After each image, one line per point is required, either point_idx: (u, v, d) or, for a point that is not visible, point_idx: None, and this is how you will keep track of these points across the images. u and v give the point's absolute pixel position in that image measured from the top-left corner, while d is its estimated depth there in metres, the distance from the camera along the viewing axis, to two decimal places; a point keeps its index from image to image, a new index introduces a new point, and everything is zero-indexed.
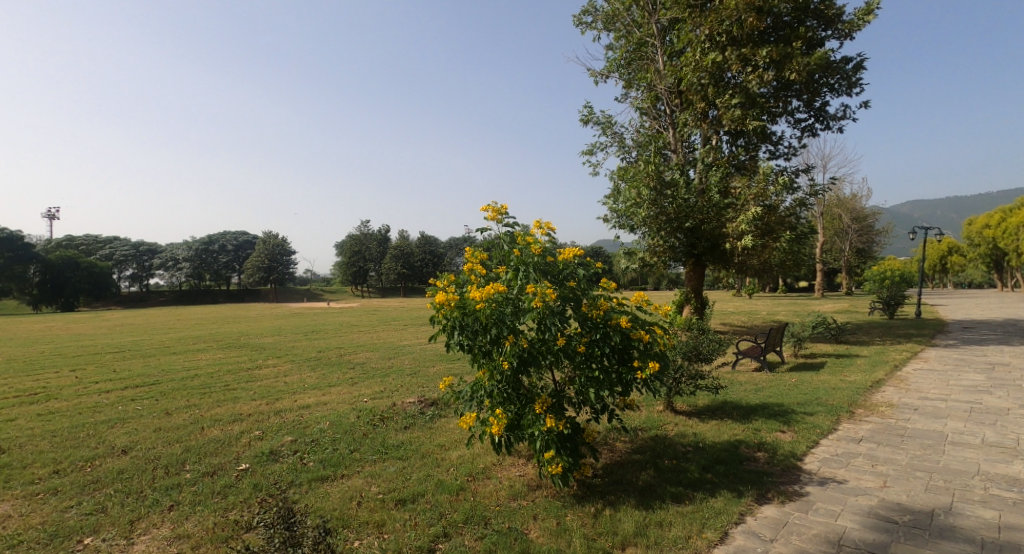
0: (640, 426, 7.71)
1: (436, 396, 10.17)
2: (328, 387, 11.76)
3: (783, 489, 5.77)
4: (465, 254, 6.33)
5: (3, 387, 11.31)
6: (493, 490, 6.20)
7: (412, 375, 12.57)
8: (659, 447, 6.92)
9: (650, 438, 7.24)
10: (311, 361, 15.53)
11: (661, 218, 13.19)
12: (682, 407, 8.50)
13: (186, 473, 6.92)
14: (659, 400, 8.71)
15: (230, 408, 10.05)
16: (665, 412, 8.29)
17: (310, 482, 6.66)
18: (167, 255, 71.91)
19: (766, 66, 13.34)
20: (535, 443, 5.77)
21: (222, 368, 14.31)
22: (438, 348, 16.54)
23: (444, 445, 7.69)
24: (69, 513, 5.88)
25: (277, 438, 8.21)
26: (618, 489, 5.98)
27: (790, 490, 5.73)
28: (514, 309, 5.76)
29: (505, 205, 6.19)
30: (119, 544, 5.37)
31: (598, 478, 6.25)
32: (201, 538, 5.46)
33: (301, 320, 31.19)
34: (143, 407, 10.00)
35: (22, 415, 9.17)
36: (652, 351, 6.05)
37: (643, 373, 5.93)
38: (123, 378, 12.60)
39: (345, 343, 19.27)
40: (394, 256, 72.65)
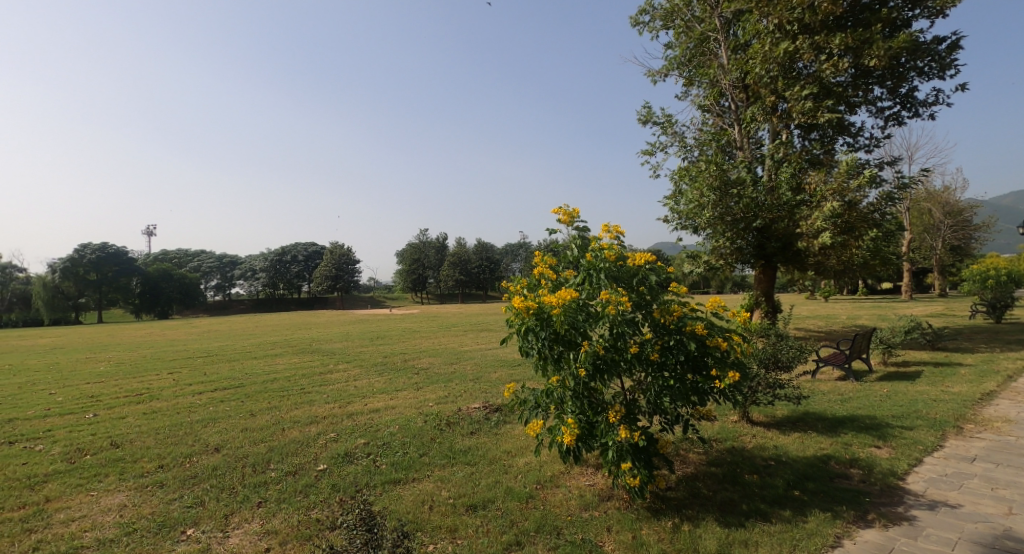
0: (715, 436, 7.39)
1: (501, 402, 10.21)
2: (396, 392, 12.05)
3: (886, 511, 5.33)
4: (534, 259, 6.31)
5: (111, 388, 12.35)
6: (563, 499, 6.10)
7: (475, 380, 12.66)
8: (737, 460, 6.59)
9: (727, 450, 6.90)
10: (377, 366, 15.98)
11: (727, 219, 12.60)
12: (758, 417, 8.08)
13: (270, 471, 7.26)
14: (733, 409, 8.34)
15: (307, 411, 10.50)
16: (740, 422, 7.91)
17: (383, 484, 6.82)
18: (248, 267, 77.67)
19: (842, 54, 12.54)
20: (607, 453, 5.64)
21: (298, 372, 14.99)
22: (500, 353, 16.62)
23: (510, 451, 7.67)
24: (173, 505, 6.29)
25: (351, 440, 8.48)
26: (695, 503, 5.75)
27: (895, 513, 5.30)
28: (585, 315, 5.67)
29: (577, 209, 6.20)
30: (216, 537, 5.68)
31: (673, 490, 6.02)
32: (288, 534, 5.70)
33: (366, 326, 32.23)
34: (231, 408, 10.63)
35: (129, 413, 9.96)
36: (729, 360, 5.77)
37: (721, 383, 5.65)
38: (212, 380, 13.45)
39: (410, 349, 19.73)
40: (458, 262, 73.89)
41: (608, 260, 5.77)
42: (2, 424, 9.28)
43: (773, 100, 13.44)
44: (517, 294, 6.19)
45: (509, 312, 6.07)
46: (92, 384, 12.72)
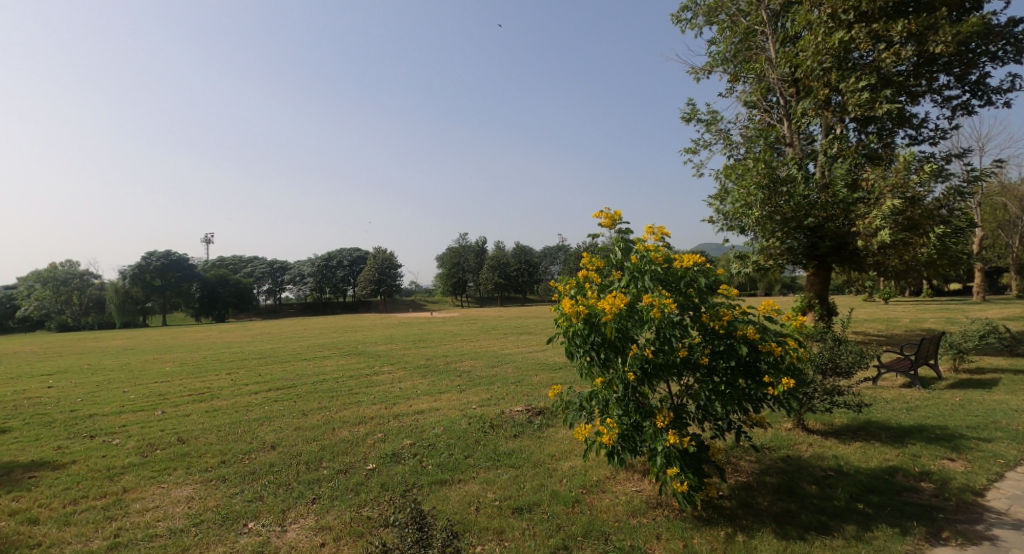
0: (768, 444, 7.20)
1: (544, 405, 10.22)
2: (440, 394, 12.23)
3: (964, 529, 5.09)
4: (578, 261, 6.32)
5: (176, 387, 13.03)
6: (610, 504, 6.07)
7: (518, 383, 12.72)
8: (793, 470, 6.41)
9: (781, 459, 6.71)
10: (421, 368, 16.22)
11: (776, 218, 12.14)
12: (814, 425, 7.81)
13: (323, 469, 7.51)
14: (788, 416, 8.09)
15: (355, 411, 10.78)
16: (795, 430, 7.67)
17: (430, 485, 6.95)
18: (297, 272, 80.29)
19: (904, 42, 12.00)
20: (655, 458, 5.58)
21: (346, 373, 15.41)
22: (542, 357, 16.63)
23: (554, 454, 7.67)
24: (235, 499, 6.59)
25: (398, 441, 8.66)
26: (749, 514, 5.63)
27: (973, 532, 5.06)
28: (632, 319, 5.63)
29: (619, 211, 6.22)
30: (275, 530, 5.93)
31: (725, 499, 5.90)
32: (341, 530, 5.89)
33: (409, 329, 32.73)
34: (284, 408, 11.02)
35: (192, 411, 10.48)
36: (783, 366, 5.61)
37: (775, 389, 5.51)
38: (266, 381, 13.98)
39: (452, 351, 19.99)
40: (500, 266, 74.26)
41: (655, 261, 5.71)
42: (81, 419, 9.93)
43: (826, 93, 12.96)
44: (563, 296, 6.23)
45: (556, 314, 6.12)
46: (158, 383, 13.45)
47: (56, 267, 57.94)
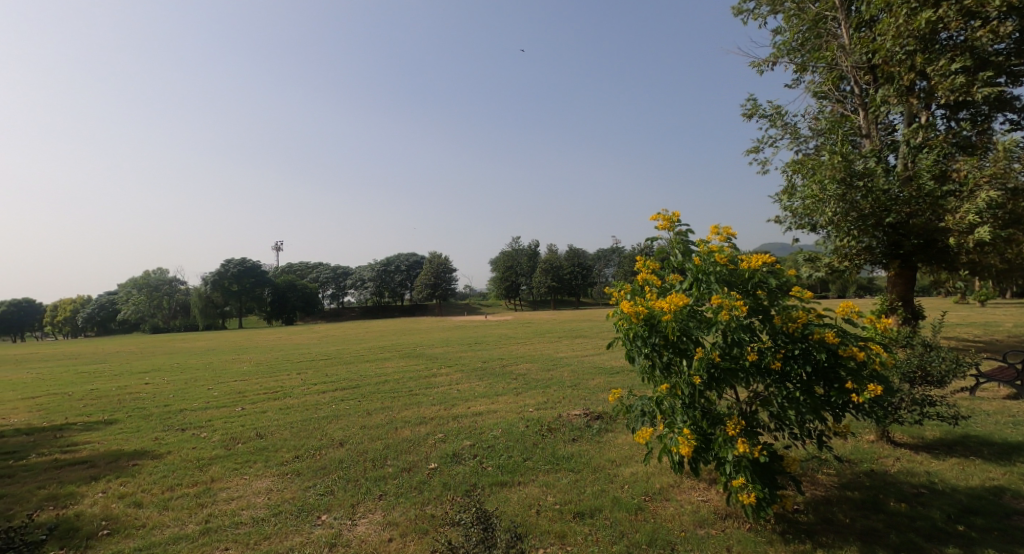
0: (850, 456, 6.86)
1: (602, 409, 10.14)
2: (497, 397, 12.37)
3: None
4: (637, 263, 6.29)
5: (252, 385, 13.81)
6: (675, 513, 5.98)
7: (574, 387, 12.68)
8: (879, 485, 6.11)
9: (864, 473, 6.40)
10: (477, 370, 16.45)
11: (852, 215, 11.18)
12: (901, 437, 7.40)
13: (388, 467, 7.77)
14: (871, 427, 7.71)
15: (416, 411, 11.08)
16: (879, 442, 7.30)
17: (490, 486, 7.06)
18: (358, 277, 83.25)
19: (1003, 17, 10.98)
20: (724, 466, 5.43)
21: (405, 375, 15.85)
22: (598, 360, 16.52)
23: (614, 460, 7.59)
24: (309, 492, 6.94)
25: (458, 442, 8.84)
26: (830, 530, 5.42)
27: None
28: (697, 322, 5.54)
29: (677, 212, 6.19)
30: (346, 524, 6.19)
31: (802, 514, 5.68)
32: (407, 526, 6.08)
33: (465, 332, 33.19)
34: (350, 407, 11.47)
35: (268, 408, 11.08)
36: (866, 372, 5.33)
37: (858, 397, 5.23)
38: (332, 381, 14.58)
39: (507, 354, 20.17)
40: (554, 269, 74.19)
41: (720, 263, 5.59)
42: (172, 413, 10.73)
43: (912, 78, 11.86)
44: (622, 298, 6.19)
45: (615, 317, 6.09)
46: (236, 382, 14.32)
47: (149, 274, 63.14)
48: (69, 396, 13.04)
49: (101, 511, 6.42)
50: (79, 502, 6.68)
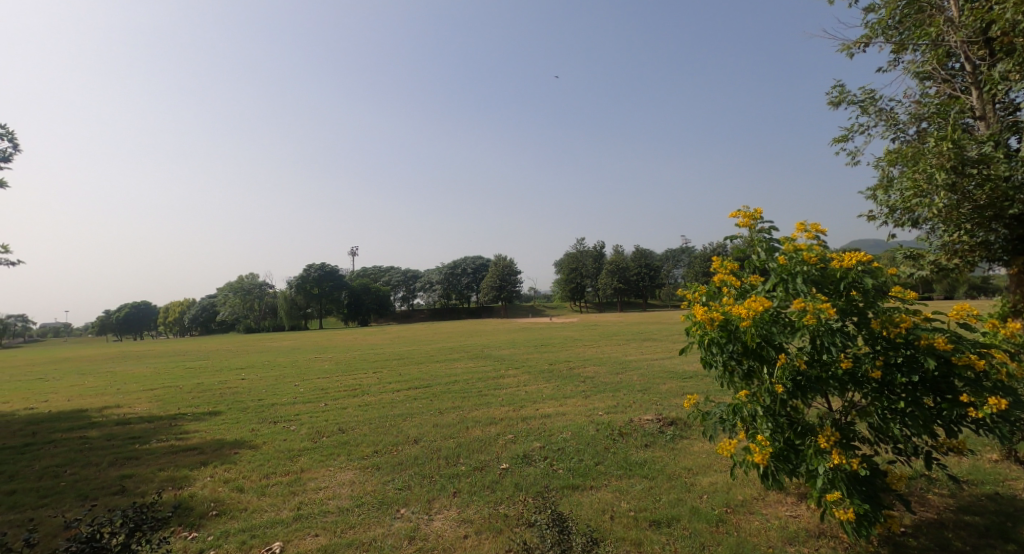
0: (966, 477, 6.35)
1: (675, 415, 9.86)
2: (565, 399, 12.34)
3: None
4: (713, 264, 6.13)
5: (332, 382, 14.55)
6: (761, 528, 5.75)
7: (644, 391, 12.44)
8: (1003, 510, 5.60)
9: (987, 496, 5.90)
10: (544, 373, 16.43)
11: (965, 208, 7.71)
12: None
13: (461, 465, 7.93)
14: (993, 446, 7.09)
15: (486, 411, 11.25)
16: (1004, 462, 6.70)
17: (562, 488, 7.06)
18: (428, 280, 85.67)
19: None
20: (815, 481, 5.17)
21: (474, 376, 16.15)
22: (669, 364, 16.11)
23: (691, 468, 7.39)
24: (388, 486, 7.21)
25: (528, 443, 8.89)
26: None
27: None
28: (781, 326, 5.30)
29: (759, 209, 5.96)
30: (423, 518, 6.38)
31: (911, 537, 5.31)
32: (482, 525, 6.19)
33: (530, 334, 33.26)
34: (423, 406, 11.81)
35: (348, 405, 11.61)
36: (986, 383, 4.84)
37: (976, 411, 4.77)
38: (405, 380, 15.05)
39: (574, 356, 20.09)
40: (618, 272, 73.06)
41: (808, 262, 5.30)
42: (265, 406, 11.49)
43: None
44: (696, 301, 6.05)
45: (689, 320, 5.95)
46: (318, 379, 15.14)
47: (242, 279, 67.99)
48: (178, 388, 14.28)
49: (210, 494, 6.96)
50: (191, 484, 7.28)
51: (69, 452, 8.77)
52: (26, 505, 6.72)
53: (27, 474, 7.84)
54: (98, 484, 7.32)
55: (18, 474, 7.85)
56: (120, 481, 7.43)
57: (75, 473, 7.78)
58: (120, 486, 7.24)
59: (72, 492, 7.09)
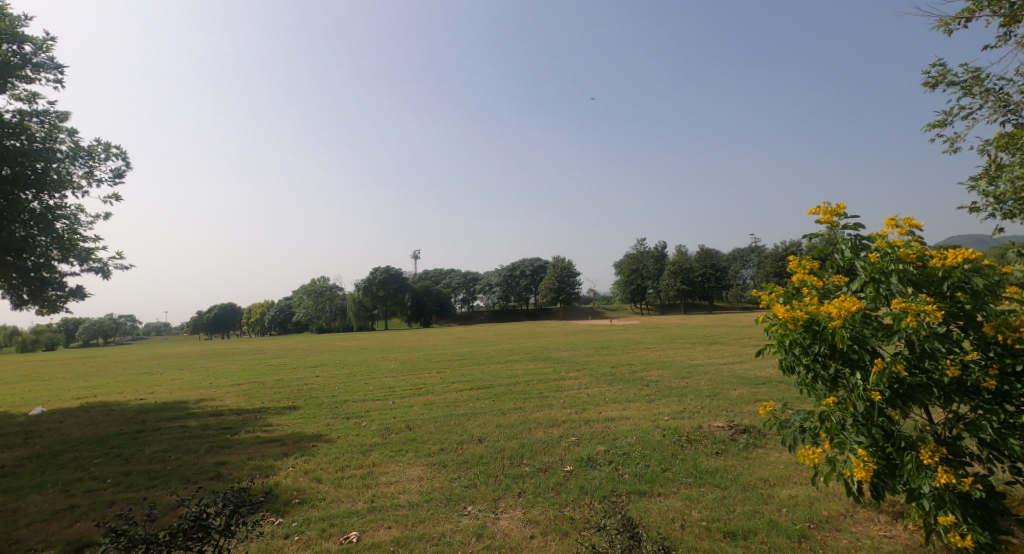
0: None
1: (748, 422, 9.45)
2: (629, 402, 12.11)
3: None
4: (791, 263, 5.84)
5: (398, 381, 14.94)
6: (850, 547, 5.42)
7: (713, 397, 12.00)
8: None
9: None
10: (606, 375, 16.21)
11: None
12: None
13: (525, 466, 7.93)
14: None
15: (548, 413, 11.21)
16: None
17: (629, 494, 6.92)
18: (488, 282, 86.68)
19: None
20: (918, 498, 4.79)
21: (536, 377, 16.13)
22: (738, 369, 15.48)
23: (768, 479, 7.05)
24: (455, 483, 7.32)
25: (592, 446, 8.77)
26: None
27: None
28: (875, 329, 4.97)
29: (842, 204, 5.67)
30: (490, 516, 6.42)
31: None
32: (548, 526, 6.16)
33: (590, 336, 32.93)
34: (486, 406, 11.90)
35: (414, 403, 11.88)
36: None
37: None
38: (467, 380, 15.25)
39: (636, 359, 19.68)
40: (679, 273, 71.17)
41: (906, 260, 4.94)
42: (338, 402, 11.95)
43: None
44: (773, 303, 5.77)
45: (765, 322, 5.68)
46: (386, 377, 15.60)
47: (315, 281, 71.30)
48: (260, 384, 15.11)
49: (292, 483, 7.30)
50: (275, 473, 7.67)
51: (172, 439, 9.45)
52: (139, 484, 7.28)
53: (138, 457, 8.50)
54: (197, 469, 7.85)
55: (131, 456, 8.54)
56: (215, 467, 7.94)
57: (178, 458, 8.37)
58: (216, 471, 7.72)
59: (176, 475, 7.64)
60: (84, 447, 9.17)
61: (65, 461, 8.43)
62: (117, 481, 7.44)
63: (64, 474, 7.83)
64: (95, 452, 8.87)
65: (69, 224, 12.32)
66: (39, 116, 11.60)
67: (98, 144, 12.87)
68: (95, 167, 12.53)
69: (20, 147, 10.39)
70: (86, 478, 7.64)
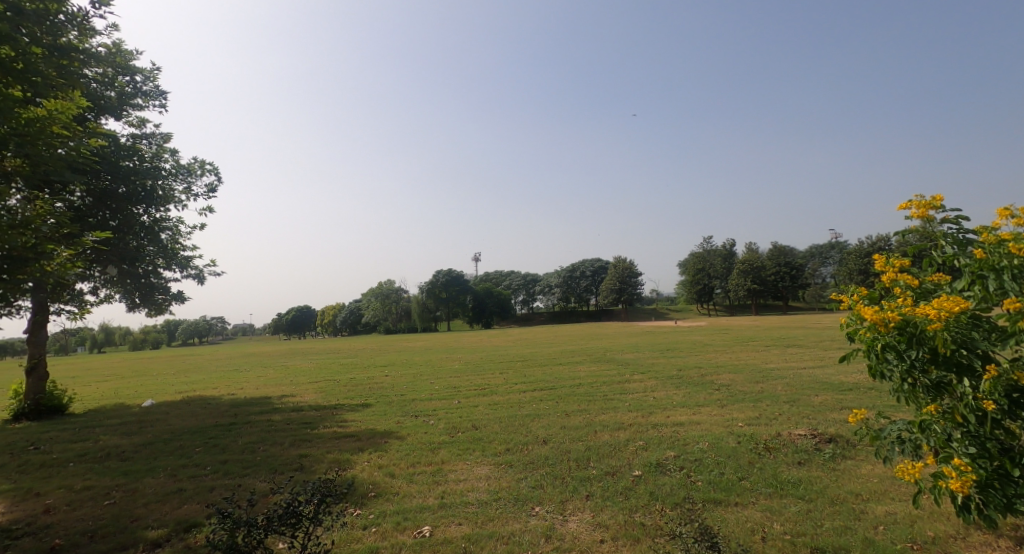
0: None
1: (833, 431, 8.85)
2: (698, 407, 11.66)
3: None
4: (878, 262, 5.40)
5: (464, 381, 15.13)
6: None
7: (793, 403, 11.36)
8: None
9: None
10: (673, 378, 15.73)
11: None
12: None
13: (592, 469, 7.77)
14: None
15: (614, 416, 10.97)
16: None
17: (703, 501, 6.63)
18: (550, 283, 86.65)
19: None
20: None
21: (599, 379, 15.89)
22: (819, 374, 14.61)
23: (860, 493, 6.55)
24: (522, 483, 7.28)
25: (661, 451, 8.49)
26: None
27: None
28: (984, 331, 4.50)
29: (938, 197, 5.19)
30: (558, 518, 6.33)
31: None
32: (618, 530, 6.00)
33: (655, 337, 32.11)
34: (550, 407, 11.80)
35: (479, 403, 11.96)
36: None
37: None
38: (531, 381, 15.22)
39: (704, 362, 19.01)
40: (749, 272, 68.34)
41: (1018, 253, 4.45)
42: (407, 401, 12.22)
43: None
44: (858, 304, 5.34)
45: (850, 324, 5.27)
46: (451, 378, 15.84)
47: (382, 284, 73.72)
48: (334, 382, 15.72)
49: (367, 477, 7.50)
50: (352, 467, 7.90)
51: (260, 432, 9.97)
52: (233, 472, 7.71)
53: (232, 447, 9.01)
54: (282, 461, 8.23)
55: (226, 447, 9.07)
56: (298, 459, 8.30)
57: (265, 449, 8.82)
58: (299, 463, 8.06)
59: (264, 465, 8.04)
60: (185, 436, 9.84)
61: (171, 448, 9.08)
62: (215, 469, 7.92)
63: (171, 460, 8.42)
64: (195, 441, 9.49)
65: (172, 234, 13.31)
66: (148, 137, 12.58)
67: (194, 161, 13.81)
68: (193, 182, 13.46)
69: (134, 167, 11.30)
70: (189, 464, 8.18)
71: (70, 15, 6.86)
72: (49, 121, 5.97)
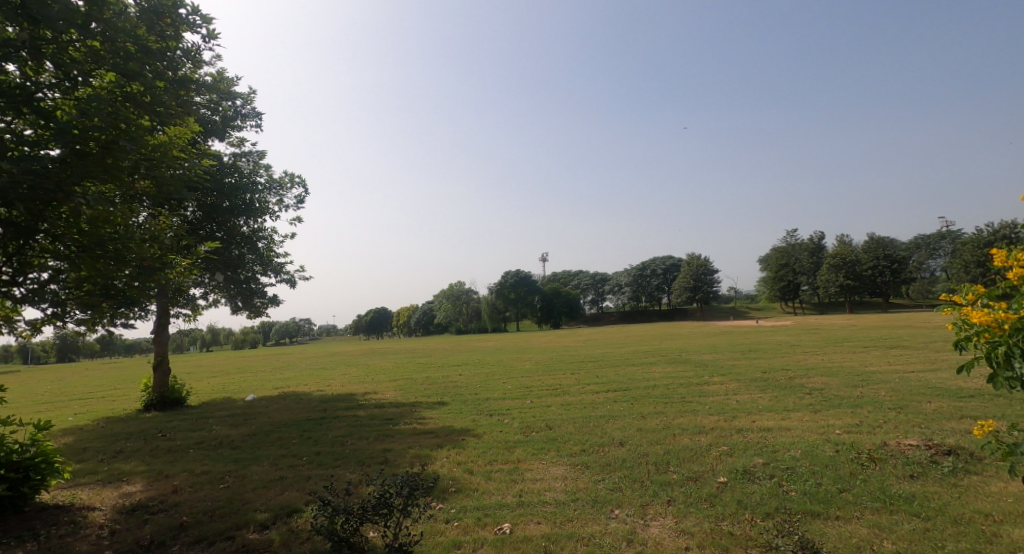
0: None
1: (949, 443, 8.04)
2: (786, 412, 10.99)
3: None
4: (999, 256, 4.79)
5: (537, 381, 15.13)
6: None
7: (899, 410, 10.45)
8: None
9: None
10: (756, 381, 14.93)
11: None
12: None
13: (672, 473, 7.50)
14: None
15: (693, 419, 10.55)
16: None
17: (797, 512, 6.21)
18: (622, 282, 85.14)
19: None
20: None
21: (675, 380, 15.39)
22: (928, 379, 13.38)
23: (989, 514, 5.90)
24: (600, 485, 7.14)
25: (747, 457, 8.06)
26: None
27: None
28: None
29: None
30: (639, 522, 6.15)
31: None
32: (704, 539, 5.75)
33: (735, 337, 30.71)
34: (626, 409, 11.54)
35: (552, 404, 11.89)
36: None
37: None
38: (605, 382, 14.96)
39: (791, 364, 17.93)
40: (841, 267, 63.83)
41: None
42: (483, 400, 12.36)
43: None
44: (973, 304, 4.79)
45: (957, 329, 4.79)
46: (525, 377, 15.88)
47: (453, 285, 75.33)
48: (413, 381, 16.18)
49: (447, 473, 7.63)
50: (433, 463, 8.08)
51: (346, 427, 10.42)
52: (326, 463, 8.10)
53: (324, 440, 9.48)
54: (368, 454, 8.54)
55: (318, 439, 9.55)
56: (383, 453, 8.59)
57: (353, 443, 9.20)
58: (384, 457, 8.34)
59: (352, 458, 8.38)
60: (283, 428, 10.47)
61: (271, 439, 9.68)
62: (310, 459, 8.36)
63: (271, 450, 8.98)
64: (292, 433, 10.07)
65: (268, 242, 14.21)
66: (245, 155, 13.49)
67: (286, 175, 14.67)
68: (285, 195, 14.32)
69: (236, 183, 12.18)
70: (287, 454, 8.68)
71: (186, 50, 7.50)
72: (170, 147, 6.60)
